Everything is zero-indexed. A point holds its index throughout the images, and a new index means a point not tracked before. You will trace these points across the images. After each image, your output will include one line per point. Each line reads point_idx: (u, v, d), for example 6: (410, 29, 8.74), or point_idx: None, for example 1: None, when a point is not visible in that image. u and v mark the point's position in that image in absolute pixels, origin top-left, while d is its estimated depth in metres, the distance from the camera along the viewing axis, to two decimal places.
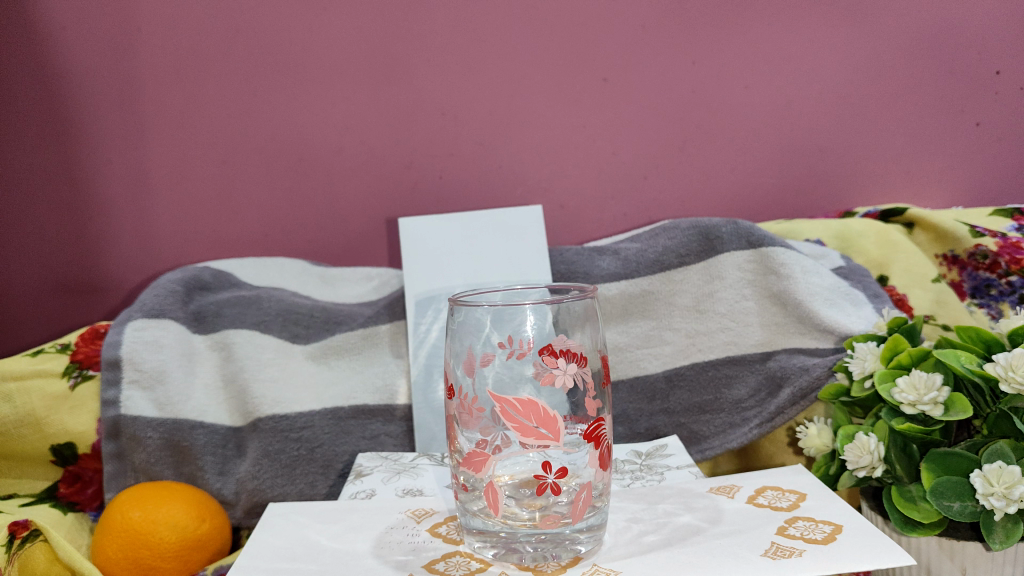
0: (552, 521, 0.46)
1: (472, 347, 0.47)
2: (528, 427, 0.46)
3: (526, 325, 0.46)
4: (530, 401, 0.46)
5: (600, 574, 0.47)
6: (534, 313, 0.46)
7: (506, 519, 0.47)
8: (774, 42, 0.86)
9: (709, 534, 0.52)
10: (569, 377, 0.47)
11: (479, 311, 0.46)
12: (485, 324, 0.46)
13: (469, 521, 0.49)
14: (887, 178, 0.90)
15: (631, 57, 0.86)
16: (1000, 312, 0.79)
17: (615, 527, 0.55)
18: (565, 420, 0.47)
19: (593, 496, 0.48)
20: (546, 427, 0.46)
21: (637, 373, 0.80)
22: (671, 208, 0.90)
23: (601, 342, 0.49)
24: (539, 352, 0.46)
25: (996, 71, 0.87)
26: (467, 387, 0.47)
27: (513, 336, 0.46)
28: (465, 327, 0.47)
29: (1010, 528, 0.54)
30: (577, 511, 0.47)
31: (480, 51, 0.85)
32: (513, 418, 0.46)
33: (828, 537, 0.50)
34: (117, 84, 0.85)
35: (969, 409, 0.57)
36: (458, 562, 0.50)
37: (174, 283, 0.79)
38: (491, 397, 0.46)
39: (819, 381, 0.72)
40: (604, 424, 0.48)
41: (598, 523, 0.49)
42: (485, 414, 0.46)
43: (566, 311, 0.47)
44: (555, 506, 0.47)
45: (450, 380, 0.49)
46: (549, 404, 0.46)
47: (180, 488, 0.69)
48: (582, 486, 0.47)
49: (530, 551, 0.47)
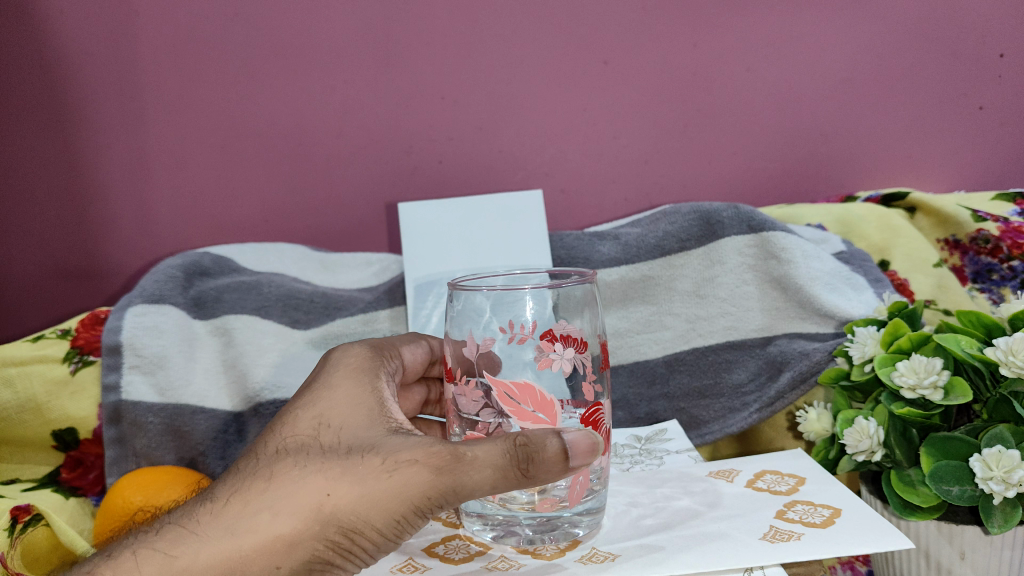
0: (550, 504, 0.47)
1: (472, 333, 0.47)
2: (525, 412, 0.46)
3: (525, 311, 0.46)
4: (528, 385, 0.46)
5: (598, 557, 0.47)
6: (534, 298, 0.45)
7: (505, 502, 0.47)
8: (776, 25, 0.85)
9: (706, 517, 0.53)
10: (568, 361, 0.47)
11: (478, 296, 0.46)
12: (486, 309, 0.46)
13: (468, 505, 0.49)
14: (889, 164, 0.89)
15: (631, 40, 0.85)
16: (1000, 297, 0.78)
17: (615, 510, 0.56)
18: (564, 403, 0.47)
19: (592, 478, 0.48)
20: (543, 410, 0.46)
21: (637, 358, 0.80)
22: (671, 193, 0.89)
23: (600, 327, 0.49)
24: (539, 337, 0.46)
25: (1000, 55, 0.86)
26: (465, 370, 0.47)
27: (511, 323, 0.46)
28: (464, 313, 0.47)
29: (1009, 512, 0.55)
30: (574, 495, 0.47)
31: (479, 34, 0.84)
32: (509, 401, 0.46)
33: (827, 521, 0.50)
34: (113, 69, 0.85)
35: (969, 393, 0.57)
36: (457, 545, 0.51)
37: (174, 268, 0.79)
38: (489, 381, 0.47)
39: (818, 366, 0.73)
40: (603, 409, 0.48)
41: (597, 504, 0.49)
42: (484, 395, 0.47)
43: (566, 296, 0.46)
44: (552, 488, 0.47)
45: (450, 364, 0.49)
46: (548, 389, 0.46)
47: (179, 471, 0.71)
48: (579, 471, 0.47)
49: (529, 535, 0.47)
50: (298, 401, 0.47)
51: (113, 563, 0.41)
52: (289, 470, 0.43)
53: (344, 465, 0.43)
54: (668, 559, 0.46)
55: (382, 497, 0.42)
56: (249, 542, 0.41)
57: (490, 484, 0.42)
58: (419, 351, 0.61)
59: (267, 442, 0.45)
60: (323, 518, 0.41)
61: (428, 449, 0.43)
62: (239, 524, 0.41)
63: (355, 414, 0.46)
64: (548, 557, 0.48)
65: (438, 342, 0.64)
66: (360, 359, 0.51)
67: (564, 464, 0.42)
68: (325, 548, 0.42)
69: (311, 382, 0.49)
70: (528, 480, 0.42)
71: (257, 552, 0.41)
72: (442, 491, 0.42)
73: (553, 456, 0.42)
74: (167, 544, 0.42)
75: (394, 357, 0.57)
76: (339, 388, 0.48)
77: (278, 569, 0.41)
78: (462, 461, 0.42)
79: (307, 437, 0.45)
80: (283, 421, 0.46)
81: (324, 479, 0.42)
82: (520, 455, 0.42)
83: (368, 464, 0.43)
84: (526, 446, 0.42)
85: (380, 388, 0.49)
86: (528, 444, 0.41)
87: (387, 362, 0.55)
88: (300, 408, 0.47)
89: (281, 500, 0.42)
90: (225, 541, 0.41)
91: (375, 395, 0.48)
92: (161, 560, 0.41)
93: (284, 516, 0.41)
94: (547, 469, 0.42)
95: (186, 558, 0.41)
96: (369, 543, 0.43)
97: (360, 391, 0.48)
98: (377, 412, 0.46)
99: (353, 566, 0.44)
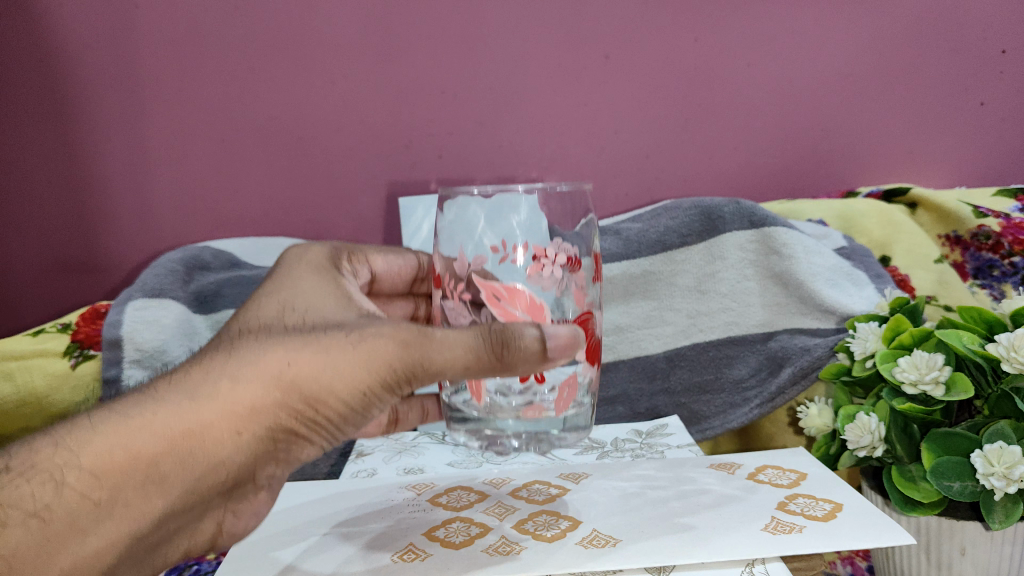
0: (536, 411, 0.48)
1: (461, 247, 0.46)
2: (514, 316, 0.46)
3: (513, 221, 0.45)
4: (518, 290, 0.46)
5: (600, 540, 0.52)
6: (529, 206, 0.45)
7: (489, 407, 0.48)
8: (778, 20, 0.84)
9: (708, 505, 0.55)
10: (561, 273, 0.46)
11: (470, 205, 0.45)
12: (477, 219, 0.45)
13: (455, 404, 0.50)
14: (890, 160, 0.89)
15: (632, 35, 0.84)
16: (1001, 293, 0.78)
17: (622, 491, 0.59)
18: (554, 308, 0.46)
19: (579, 395, 0.49)
20: (533, 315, 0.46)
21: (639, 353, 0.80)
22: (671, 189, 0.89)
23: (591, 239, 0.48)
24: (534, 248, 0.45)
25: (1002, 50, 0.85)
26: (455, 276, 0.46)
27: (500, 241, 0.45)
28: (453, 220, 0.46)
29: (1010, 507, 0.54)
30: (561, 404, 0.48)
31: (479, 29, 0.84)
32: (498, 305, 0.46)
33: (829, 514, 0.53)
34: (113, 62, 0.85)
35: (971, 389, 0.57)
36: (458, 528, 0.56)
37: (174, 263, 0.80)
38: (478, 287, 0.46)
39: (819, 362, 0.72)
40: (593, 318, 0.48)
41: (584, 414, 0.50)
42: (473, 299, 0.46)
43: (562, 205, 0.45)
44: (539, 396, 0.48)
45: (439, 270, 0.48)
46: (537, 294, 0.46)
47: None
48: (566, 378, 0.48)
49: (516, 445, 0.50)
50: (264, 290, 0.49)
51: (54, 431, 0.40)
52: (252, 344, 0.43)
53: (307, 338, 0.43)
54: (663, 542, 0.50)
55: (345, 368, 0.43)
56: (211, 406, 0.41)
57: (464, 366, 0.43)
58: (398, 261, 0.64)
59: (228, 324, 0.46)
60: (284, 385, 0.42)
61: (396, 327, 0.44)
62: (200, 390, 0.41)
63: (318, 301, 0.48)
64: (549, 538, 0.53)
65: (424, 258, 0.66)
66: (321, 260, 0.54)
67: (543, 355, 0.43)
68: (286, 417, 0.43)
69: (273, 275, 0.51)
70: (502, 368, 0.43)
71: (218, 416, 0.41)
72: (408, 365, 0.43)
73: (533, 345, 0.42)
74: (115, 407, 0.41)
75: (359, 263, 0.61)
76: (304, 280, 0.50)
77: (239, 434, 0.42)
78: (429, 340, 0.43)
79: (272, 318, 0.46)
80: (248, 309, 0.47)
81: (284, 351, 0.43)
82: (496, 339, 0.42)
83: (332, 337, 0.44)
84: (502, 332, 0.42)
85: (342, 284, 0.51)
86: (506, 330, 0.42)
87: (351, 264, 0.59)
88: (263, 296, 0.48)
89: (240, 368, 0.42)
90: (177, 407, 0.41)
91: (336, 290, 0.50)
92: (119, 418, 0.40)
93: (239, 383, 0.42)
94: (524, 356, 0.42)
95: (143, 419, 0.40)
96: (332, 413, 0.44)
97: (323, 284, 0.50)
98: (340, 301, 0.49)
99: (317, 438, 0.45)
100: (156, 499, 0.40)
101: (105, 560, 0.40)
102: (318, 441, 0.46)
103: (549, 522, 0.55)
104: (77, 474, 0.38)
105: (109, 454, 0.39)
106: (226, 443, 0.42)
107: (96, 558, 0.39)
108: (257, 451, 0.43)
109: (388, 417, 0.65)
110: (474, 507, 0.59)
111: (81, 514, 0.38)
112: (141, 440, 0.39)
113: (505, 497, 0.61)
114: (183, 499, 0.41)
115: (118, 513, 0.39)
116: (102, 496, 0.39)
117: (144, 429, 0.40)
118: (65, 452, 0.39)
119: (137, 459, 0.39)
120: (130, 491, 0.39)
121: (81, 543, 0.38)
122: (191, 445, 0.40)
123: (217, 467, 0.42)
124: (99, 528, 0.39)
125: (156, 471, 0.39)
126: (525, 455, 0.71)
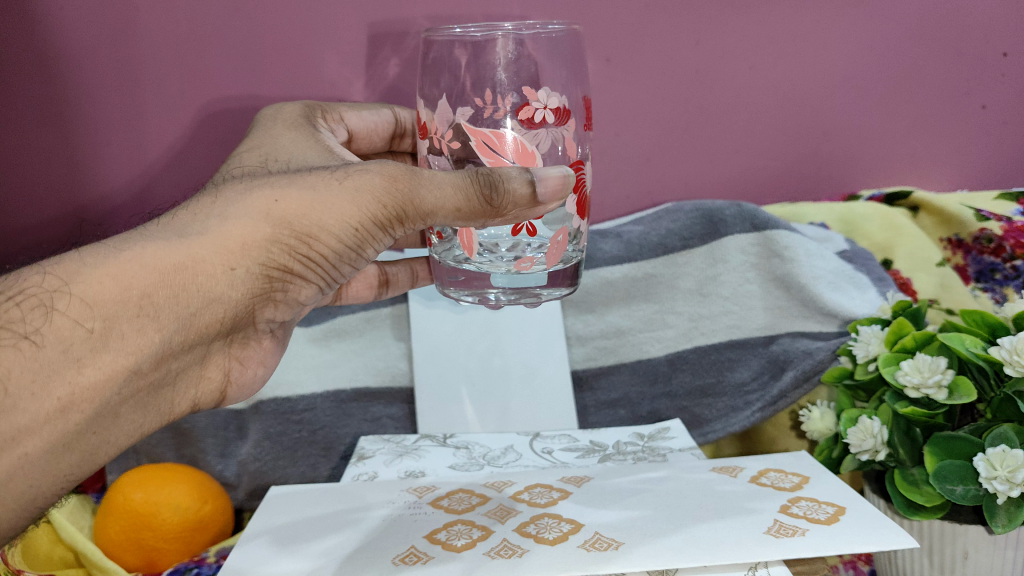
0: (526, 264, 0.49)
1: (449, 90, 0.47)
2: (503, 164, 0.48)
3: (497, 68, 0.46)
4: (507, 135, 0.47)
5: (602, 542, 0.52)
6: (510, 39, 0.45)
7: (479, 258, 0.50)
8: (782, 23, 0.81)
9: (716, 509, 0.55)
10: (552, 110, 0.47)
11: (455, 46, 0.46)
12: (463, 62, 0.46)
13: (445, 259, 0.51)
14: (893, 162, 0.88)
15: (633, 37, 0.81)
16: (1004, 296, 0.79)
17: (637, 483, 0.61)
18: (545, 154, 0.47)
19: (570, 244, 0.50)
20: (523, 163, 0.47)
21: (639, 356, 0.80)
22: (672, 191, 0.88)
23: (581, 80, 0.48)
24: (523, 87, 0.46)
25: (1003, 54, 0.83)
26: (442, 123, 0.48)
27: (487, 93, 0.46)
28: (440, 63, 0.47)
29: (1013, 511, 0.54)
30: (552, 259, 0.49)
31: None
32: (489, 153, 0.48)
33: (831, 517, 0.53)
34: (74, 62, 0.77)
35: (973, 393, 0.57)
36: (459, 530, 0.56)
37: None
38: (467, 131, 0.48)
39: (823, 365, 0.73)
40: (586, 168, 0.49)
41: (570, 272, 0.51)
42: (463, 147, 0.48)
43: (545, 45, 0.46)
44: (529, 247, 0.49)
45: (424, 118, 0.49)
46: (527, 141, 0.47)
47: (181, 468, 0.70)
48: (560, 230, 0.49)
49: (499, 299, 0.50)
50: (245, 147, 0.53)
51: (59, 258, 0.44)
52: (237, 185, 0.46)
53: (295, 179, 0.46)
54: (665, 542, 0.51)
55: (335, 202, 0.46)
56: (200, 242, 0.44)
57: (454, 208, 0.45)
58: (380, 119, 0.63)
59: (216, 176, 0.50)
60: (276, 219, 0.45)
61: (383, 164, 0.47)
62: (189, 230, 0.44)
63: (302, 154, 0.51)
64: (551, 540, 0.53)
65: (403, 114, 0.65)
66: (296, 116, 0.56)
67: (533, 200, 0.45)
68: (281, 249, 0.46)
69: (253, 133, 0.54)
70: (493, 209, 0.45)
71: (210, 250, 0.44)
72: (397, 201, 0.46)
73: (521, 191, 0.44)
74: (116, 241, 0.44)
75: (335, 122, 0.61)
76: (281, 136, 0.53)
77: (232, 270, 0.45)
78: (418, 178, 0.46)
79: (255, 166, 0.50)
80: (232, 162, 0.51)
81: (272, 188, 0.46)
82: (483, 181, 0.44)
83: (320, 176, 0.46)
84: (491, 174, 0.45)
85: (319, 136, 0.55)
86: (493, 173, 0.44)
87: (326, 123, 0.60)
88: (247, 153, 0.52)
89: (230, 209, 0.45)
90: (175, 241, 0.44)
91: (318, 145, 0.53)
92: (110, 253, 0.43)
93: (233, 221, 0.45)
94: (514, 200, 0.45)
95: (134, 254, 0.43)
96: (324, 249, 0.47)
97: (301, 139, 0.53)
98: (322, 153, 0.52)
99: (311, 275, 0.48)
100: (152, 333, 0.43)
101: (104, 390, 0.43)
102: (311, 280, 0.49)
103: (551, 525, 0.55)
104: (68, 302, 0.42)
105: (100, 284, 0.42)
106: (219, 279, 0.45)
107: (92, 390, 0.42)
108: (254, 285, 0.46)
109: (379, 279, 0.66)
110: (474, 510, 0.59)
111: (75, 342, 0.41)
112: (133, 275, 0.43)
113: (506, 499, 0.61)
114: (183, 334, 0.45)
115: (115, 346, 0.42)
116: (95, 325, 0.42)
117: (139, 264, 0.43)
118: (55, 280, 0.42)
119: (130, 291, 0.42)
120: (125, 323, 0.42)
121: (77, 373, 0.41)
122: (186, 280, 0.44)
123: (215, 303, 0.45)
124: (96, 359, 0.42)
125: (148, 304, 0.43)
126: (526, 458, 0.70)
